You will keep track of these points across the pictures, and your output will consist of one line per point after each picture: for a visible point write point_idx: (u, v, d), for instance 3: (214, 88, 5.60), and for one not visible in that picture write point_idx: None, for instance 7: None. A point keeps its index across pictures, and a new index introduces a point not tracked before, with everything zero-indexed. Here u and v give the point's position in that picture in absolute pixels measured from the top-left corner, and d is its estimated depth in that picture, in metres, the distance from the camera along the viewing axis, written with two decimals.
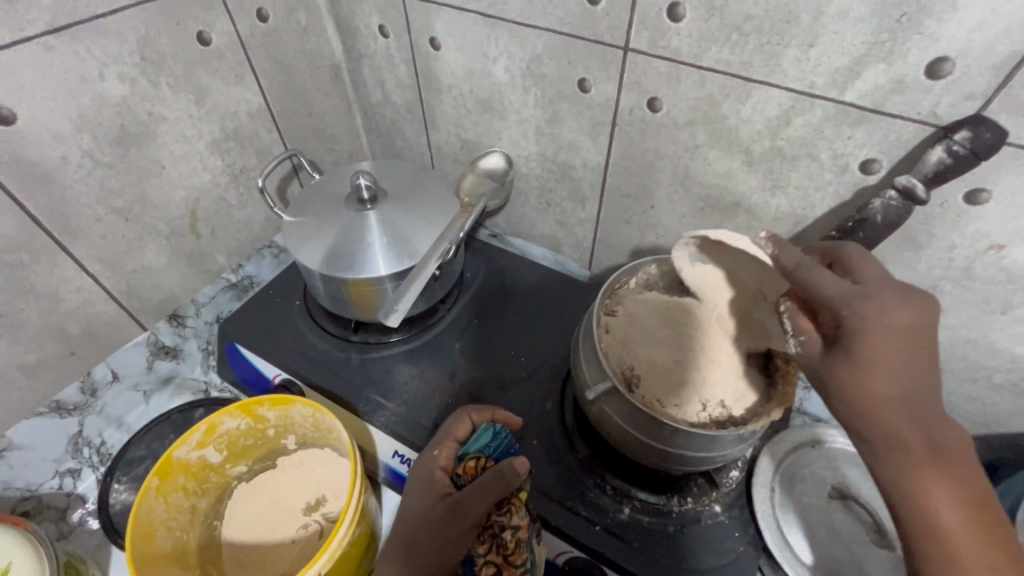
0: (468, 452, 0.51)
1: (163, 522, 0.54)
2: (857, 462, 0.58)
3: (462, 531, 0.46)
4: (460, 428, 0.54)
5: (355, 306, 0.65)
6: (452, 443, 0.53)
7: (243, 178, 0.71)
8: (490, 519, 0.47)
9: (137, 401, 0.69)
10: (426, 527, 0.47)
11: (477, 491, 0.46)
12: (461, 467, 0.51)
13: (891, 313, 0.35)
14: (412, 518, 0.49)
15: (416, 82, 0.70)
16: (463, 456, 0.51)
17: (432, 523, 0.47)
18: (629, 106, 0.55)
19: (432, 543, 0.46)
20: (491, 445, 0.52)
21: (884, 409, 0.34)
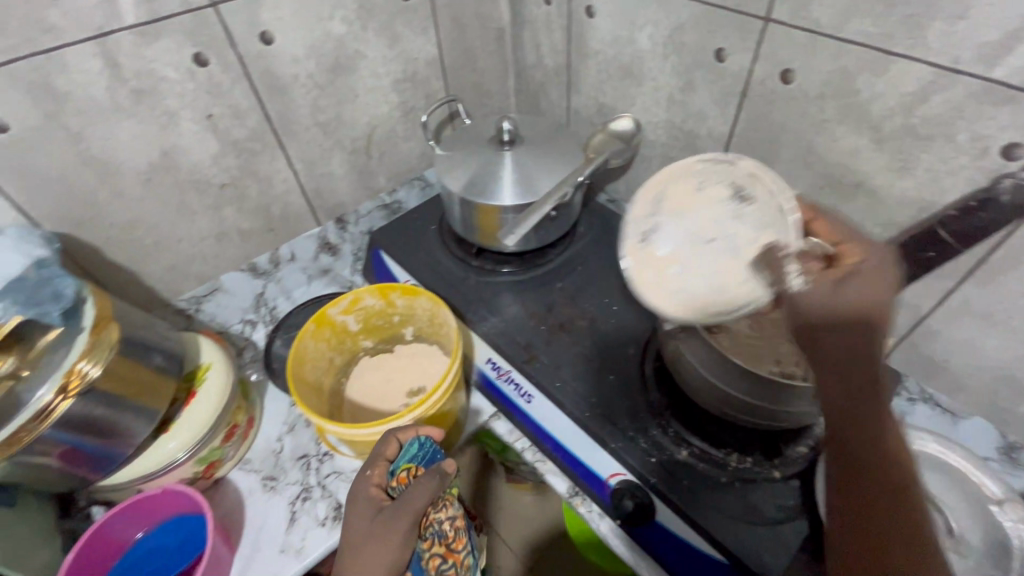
0: (398, 466, 0.55)
1: (312, 360, 0.68)
2: (944, 469, 0.55)
3: (403, 536, 0.49)
4: (386, 449, 0.57)
5: (480, 230, 0.77)
6: (382, 461, 0.56)
7: (411, 116, 0.85)
8: (427, 519, 0.54)
9: (302, 280, 0.88)
10: (369, 535, 0.49)
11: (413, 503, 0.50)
12: (394, 482, 0.55)
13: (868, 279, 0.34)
14: (354, 535, 0.51)
15: (567, 47, 0.78)
16: (395, 469, 0.55)
17: (374, 534, 0.49)
18: (761, 77, 0.58)
19: (378, 549, 0.48)
20: (416, 455, 0.56)
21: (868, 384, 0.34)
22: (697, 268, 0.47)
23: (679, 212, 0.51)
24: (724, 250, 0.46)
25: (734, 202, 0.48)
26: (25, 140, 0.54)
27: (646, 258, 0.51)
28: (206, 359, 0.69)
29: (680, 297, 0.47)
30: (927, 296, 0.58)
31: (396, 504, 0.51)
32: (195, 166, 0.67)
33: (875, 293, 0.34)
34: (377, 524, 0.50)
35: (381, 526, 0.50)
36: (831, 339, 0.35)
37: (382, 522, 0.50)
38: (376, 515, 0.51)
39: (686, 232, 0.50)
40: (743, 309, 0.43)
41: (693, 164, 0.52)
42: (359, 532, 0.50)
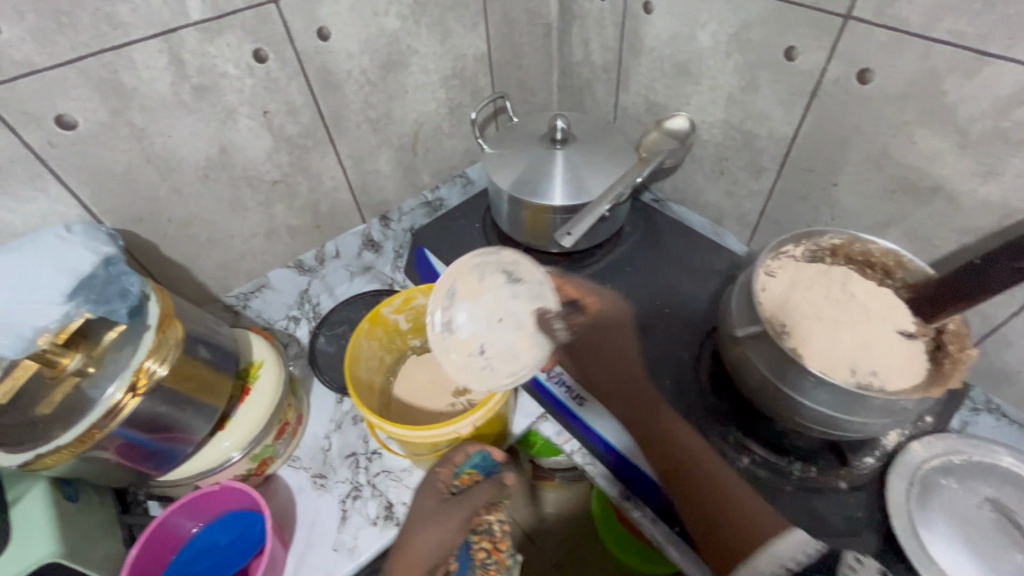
0: (463, 469, 0.57)
1: (365, 359, 0.68)
2: (1020, 484, 0.54)
3: (459, 529, 0.51)
4: (454, 456, 0.57)
5: (528, 230, 0.76)
6: (451, 464, 0.57)
7: (457, 113, 0.84)
8: (482, 520, 0.56)
9: (345, 277, 0.87)
10: (425, 518, 0.52)
11: (472, 503, 0.53)
12: (459, 482, 0.57)
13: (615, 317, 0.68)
14: (412, 519, 0.54)
15: (619, 43, 0.77)
16: (460, 471, 0.57)
17: (428, 518, 0.52)
18: (835, 76, 0.56)
19: (429, 530, 0.51)
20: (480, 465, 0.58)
21: (631, 381, 0.65)
22: (495, 346, 0.57)
23: (462, 299, 0.59)
24: (512, 325, 0.57)
25: (508, 284, 0.59)
26: (91, 136, 0.54)
27: (450, 345, 0.58)
28: (258, 356, 0.69)
29: (486, 374, 0.56)
30: (1002, 305, 0.56)
31: (460, 503, 0.53)
32: (249, 163, 0.67)
33: (614, 328, 0.68)
34: (439, 517, 0.52)
35: (442, 517, 0.52)
36: (598, 372, 0.65)
37: (445, 514, 0.52)
38: (442, 506, 0.53)
39: (479, 316, 0.58)
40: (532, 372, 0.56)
41: (474, 260, 0.60)
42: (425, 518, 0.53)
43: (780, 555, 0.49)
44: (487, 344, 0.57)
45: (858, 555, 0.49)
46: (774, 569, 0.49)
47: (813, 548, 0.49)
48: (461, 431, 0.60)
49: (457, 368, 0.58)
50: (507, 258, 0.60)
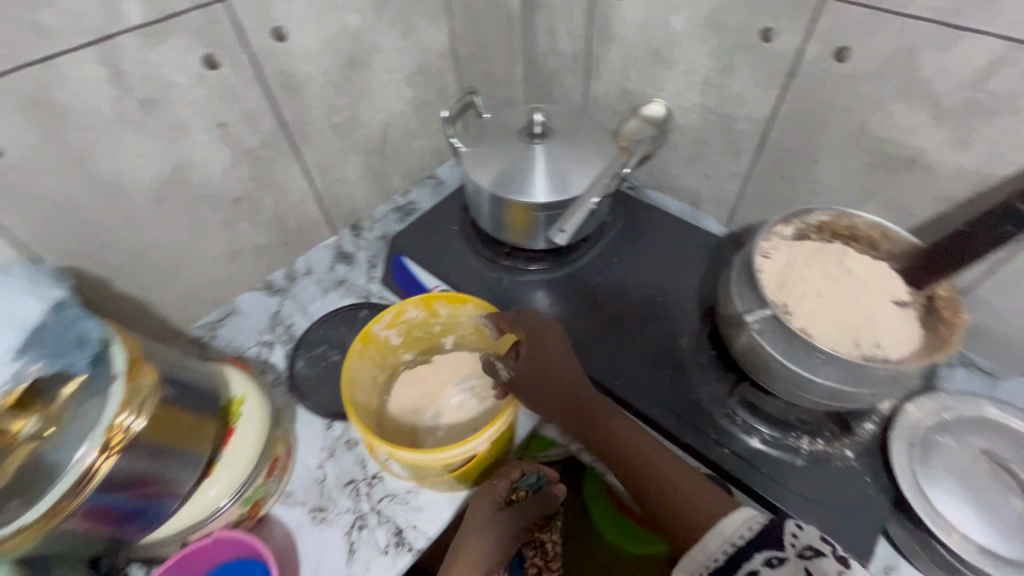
0: (521, 483, 0.65)
1: (360, 382, 0.64)
2: (1003, 432, 0.57)
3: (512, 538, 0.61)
4: (515, 473, 0.64)
5: (511, 229, 0.73)
6: (510, 477, 0.64)
7: (424, 111, 0.80)
8: (536, 536, 0.72)
9: (318, 294, 0.82)
10: (492, 526, 0.60)
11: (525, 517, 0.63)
12: (516, 492, 0.64)
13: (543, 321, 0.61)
14: (473, 522, 0.60)
15: (588, 31, 0.75)
16: (518, 486, 0.64)
17: (497, 527, 0.60)
18: (812, 56, 0.57)
19: (498, 537, 0.60)
20: (535, 484, 0.66)
21: (563, 387, 0.56)
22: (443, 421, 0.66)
23: (456, 376, 0.69)
24: (454, 401, 0.67)
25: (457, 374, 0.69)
26: (23, 165, 0.47)
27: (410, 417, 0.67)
28: (238, 392, 0.62)
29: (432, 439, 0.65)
30: (976, 267, 0.59)
31: (518, 517, 0.62)
32: (207, 181, 0.61)
33: (544, 330, 0.59)
34: (500, 526, 0.60)
35: (501, 527, 0.60)
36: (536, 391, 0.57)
37: (502, 524, 0.61)
38: (503, 513, 0.61)
39: (435, 395, 0.68)
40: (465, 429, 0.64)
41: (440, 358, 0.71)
42: (486, 520, 0.60)
43: (727, 534, 0.42)
44: (438, 416, 0.66)
45: (795, 521, 0.43)
46: (722, 549, 0.42)
47: (758, 523, 0.42)
48: (477, 448, 0.57)
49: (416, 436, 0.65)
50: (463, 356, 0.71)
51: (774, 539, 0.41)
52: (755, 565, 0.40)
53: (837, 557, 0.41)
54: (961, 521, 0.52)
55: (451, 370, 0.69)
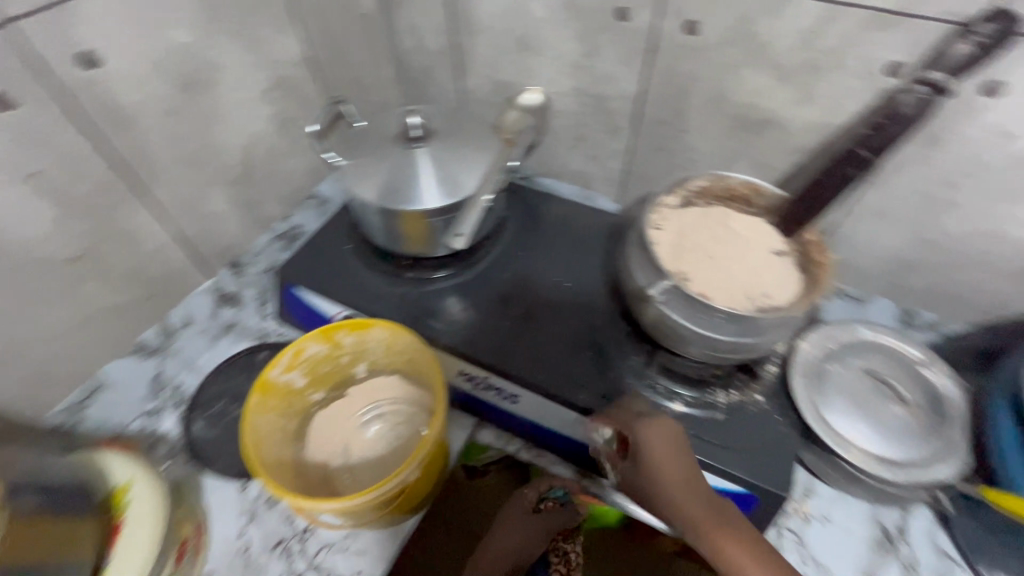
0: (548, 494, 0.62)
1: (266, 436, 0.58)
2: (878, 349, 0.64)
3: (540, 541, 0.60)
4: (541, 483, 0.63)
5: (407, 240, 0.69)
6: (537, 487, 0.63)
7: (288, 127, 0.74)
8: (558, 546, 0.62)
9: (204, 345, 0.73)
10: (515, 527, 0.60)
11: (549, 526, 0.61)
12: (544, 501, 0.62)
13: (663, 423, 0.53)
14: (505, 523, 0.60)
15: (451, 24, 0.72)
16: (545, 496, 0.62)
17: (525, 528, 0.60)
18: (665, 31, 0.60)
19: (523, 538, 0.59)
20: (564, 496, 0.62)
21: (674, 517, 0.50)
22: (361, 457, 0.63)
23: (368, 403, 0.67)
24: (371, 433, 0.65)
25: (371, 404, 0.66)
26: None
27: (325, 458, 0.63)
28: (122, 477, 0.54)
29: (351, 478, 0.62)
30: (834, 208, 0.65)
31: (540, 525, 0.60)
32: (29, 243, 0.52)
33: (653, 443, 0.52)
34: (528, 529, 0.60)
35: (528, 531, 0.60)
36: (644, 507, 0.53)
37: (531, 529, 0.60)
38: (528, 519, 0.60)
39: (350, 431, 0.65)
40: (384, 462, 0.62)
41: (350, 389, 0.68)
42: (512, 522, 0.60)
43: None
44: (355, 452, 0.63)
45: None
46: None
47: None
48: (408, 477, 0.54)
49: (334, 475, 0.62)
50: (376, 383, 0.67)
51: None
52: None
53: None
54: (858, 437, 0.58)
55: (364, 401, 0.67)
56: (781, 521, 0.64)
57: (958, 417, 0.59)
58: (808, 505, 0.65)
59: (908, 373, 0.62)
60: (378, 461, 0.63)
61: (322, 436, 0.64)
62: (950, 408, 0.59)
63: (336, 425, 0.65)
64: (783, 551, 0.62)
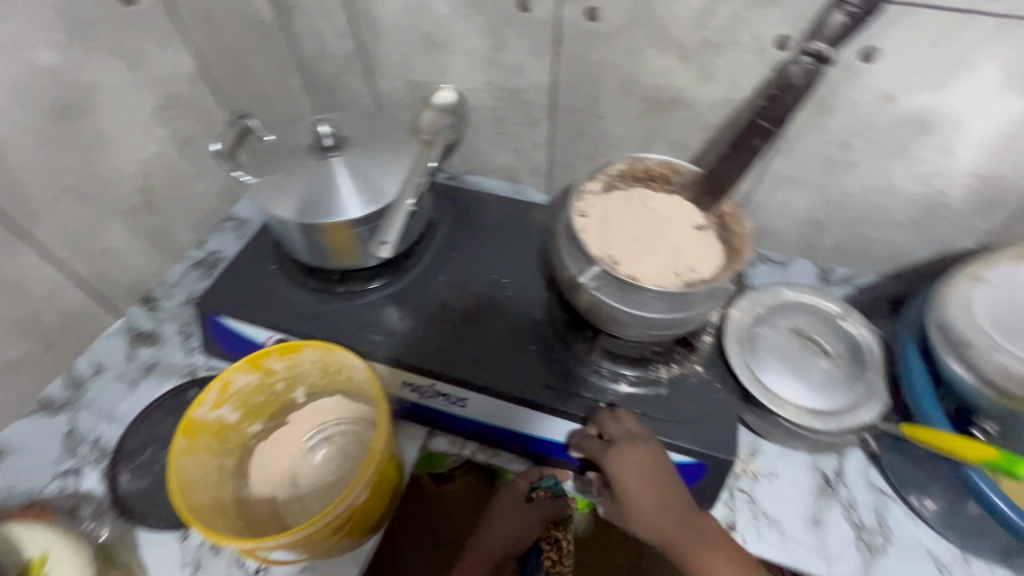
0: (539, 484, 0.66)
1: (199, 479, 0.55)
2: (802, 308, 0.68)
3: (530, 527, 0.67)
4: (534, 472, 0.67)
5: (333, 253, 0.67)
6: (530, 477, 0.67)
7: (190, 148, 0.70)
8: (551, 533, 0.69)
9: (124, 391, 0.67)
10: (509, 514, 0.67)
11: (539, 515, 0.67)
12: (535, 491, 0.67)
13: (634, 445, 0.56)
14: (499, 510, 0.68)
15: (354, 27, 0.70)
16: (536, 486, 0.66)
17: (517, 514, 0.67)
18: (569, 20, 0.60)
19: (513, 525, 0.67)
20: (554, 486, 0.66)
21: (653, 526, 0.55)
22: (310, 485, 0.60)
23: (312, 428, 0.64)
24: (319, 458, 0.62)
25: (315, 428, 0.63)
26: None
27: (271, 492, 0.60)
28: (37, 549, 0.49)
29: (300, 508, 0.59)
30: (748, 178, 0.68)
31: (530, 514, 0.67)
32: None
33: (627, 466, 0.56)
34: (518, 518, 0.67)
35: (520, 518, 0.67)
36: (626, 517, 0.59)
37: (523, 517, 0.67)
38: (520, 507, 0.67)
39: (295, 460, 0.62)
40: (335, 486, 0.59)
41: (291, 416, 0.64)
42: (506, 514, 0.67)
43: None
44: (303, 480, 0.60)
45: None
46: None
47: None
48: (356, 499, 0.52)
49: (283, 509, 0.59)
50: (318, 406, 0.64)
51: None
52: None
53: None
54: (790, 394, 0.61)
55: (308, 426, 0.64)
56: (732, 483, 0.67)
57: (876, 363, 0.63)
58: (755, 463, 0.68)
59: (830, 327, 0.66)
60: (328, 486, 0.60)
61: (265, 470, 0.61)
62: (869, 354, 0.63)
63: (279, 456, 0.62)
64: (737, 511, 0.65)
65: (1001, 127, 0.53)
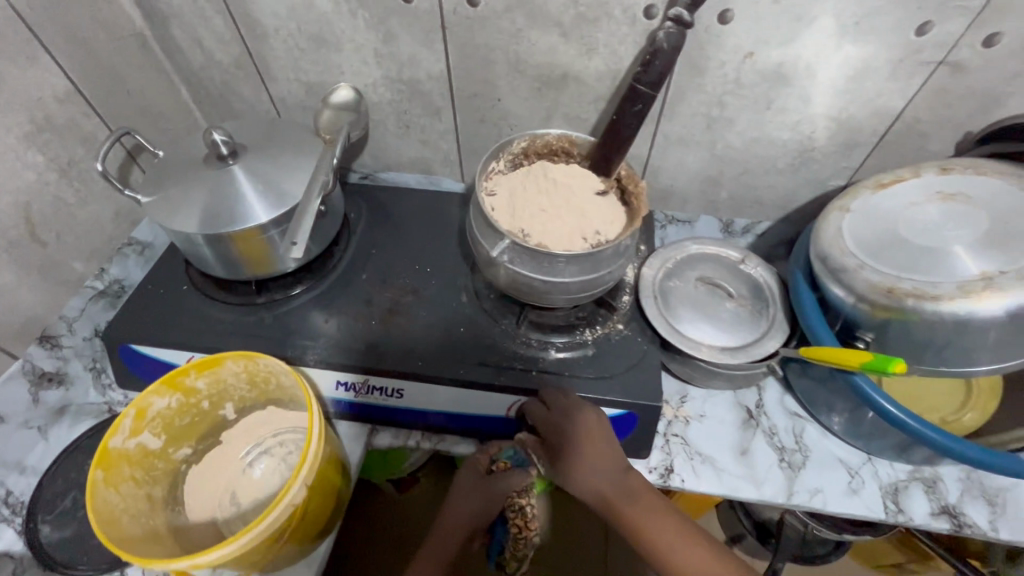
0: (499, 456, 0.64)
1: (124, 511, 0.52)
2: (707, 258, 0.73)
3: (494, 503, 0.63)
4: (493, 446, 0.65)
5: (247, 263, 0.65)
6: (490, 451, 0.65)
7: (74, 172, 0.66)
8: (514, 502, 0.63)
9: (34, 439, 0.63)
10: (470, 491, 0.63)
11: (500, 490, 0.62)
12: (496, 464, 0.64)
13: (571, 414, 0.59)
14: (460, 488, 0.64)
15: (238, 32, 0.68)
16: (497, 458, 0.64)
17: (478, 492, 0.63)
18: (452, 6, 0.61)
19: (474, 505, 0.63)
20: (515, 457, 0.63)
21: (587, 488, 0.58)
22: (249, 500, 0.58)
23: (247, 444, 0.62)
24: (256, 472, 0.60)
25: (251, 445, 0.62)
26: None
27: (209, 514, 0.57)
28: None
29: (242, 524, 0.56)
30: (643, 144, 0.73)
31: (491, 490, 0.62)
32: None
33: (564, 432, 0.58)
34: (478, 496, 0.63)
35: (481, 495, 0.62)
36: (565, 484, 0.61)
37: (485, 494, 0.63)
38: (479, 484, 0.63)
39: (231, 479, 0.59)
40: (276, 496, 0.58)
41: (225, 436, 0.63)
42: (467, 494, 0.63)
43: None
44: (241, 497, 0.58)
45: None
46: None
47: None
48: (296, 498, 0.51)
49: (222, 529, 0.56)
50: (252, 421, 0.63)
51: None
52: None
53: None
54: (702, 337, 0.66)
55: (241, 443, 0.62)
56: (666, 430, 0.71)
57: (775, 299, 0.69)
58: (685, 409, 0.73)
59: (733, 273, 0.71)
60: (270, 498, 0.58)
61: (200, 494, 0.59)
62: (769, 292, 0.69)
63: (214, 478, 0.60)
64: (672, 455, 0.69)
65: (845, 72, 0.60)
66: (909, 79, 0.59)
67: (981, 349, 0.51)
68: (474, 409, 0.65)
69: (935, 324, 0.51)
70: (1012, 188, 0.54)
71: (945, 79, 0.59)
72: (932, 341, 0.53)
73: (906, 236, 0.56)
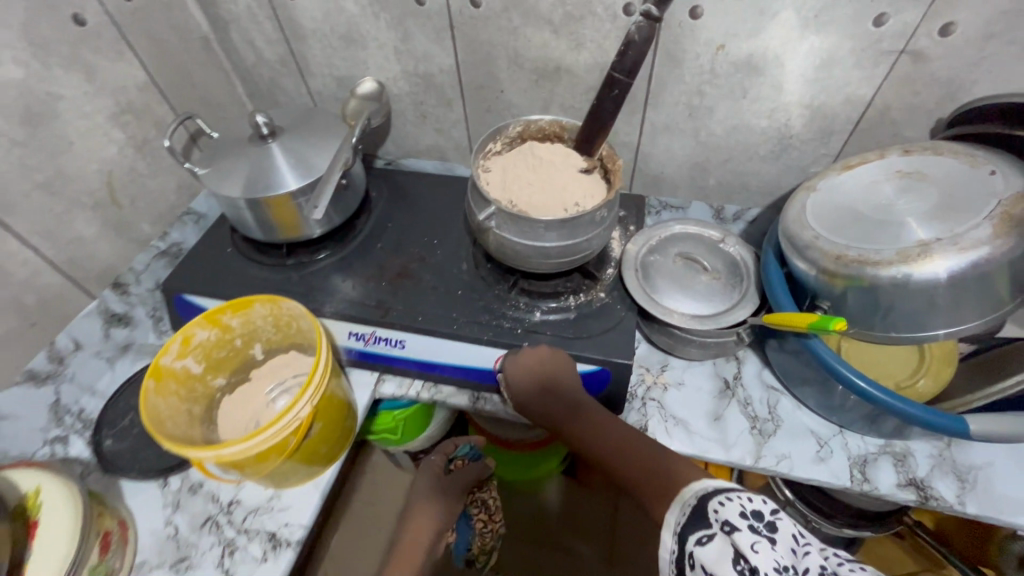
0: (455, 454, 0.89)
1: (168, 417, 0.63)
2: (689, 237, 0.79)
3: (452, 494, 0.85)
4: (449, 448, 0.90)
5: (280, 227, 0.76)
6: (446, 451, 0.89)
7: (147, 150, 0.80)
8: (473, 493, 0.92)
9: (103, 367, 0.76)
10: (433, 488, 0.84)
11: (461, 481, 0.87)
12: (452, 462, 0.89)
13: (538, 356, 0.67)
14: (422, 486, 0.85)
15: (283, 34, 0.81)
16: (452, 457, 0.89)
17: (438, 486, 0.85)
18: (458, 8, 0.71)
19: (436, 498, 0.84)
20: (469, 451, 0.91)
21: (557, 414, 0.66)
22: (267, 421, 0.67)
23: (271, 380, 0.72)
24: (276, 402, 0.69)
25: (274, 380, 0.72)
26: None
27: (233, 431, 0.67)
28: (29, 484, 0.57)
29: None
30: (633, 131, 0.79)
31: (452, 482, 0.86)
32: None
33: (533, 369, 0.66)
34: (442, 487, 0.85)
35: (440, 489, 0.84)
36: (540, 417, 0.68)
37: (444, 489, 0.85)
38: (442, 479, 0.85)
39: (255, 406, 0.69)
40: None
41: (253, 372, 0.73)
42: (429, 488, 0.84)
43: (669, 524, 0.51)
44: (261, 419, 0.68)
45: (722, 498, 0.48)
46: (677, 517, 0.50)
47: (689, 503, 0.50)
48: (302, 412, 0.60)
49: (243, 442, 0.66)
50: (276, 361, 0.73)
51: (702, 517, 0.48)
52: (690, 543, 0.48)
53: (750, 523, 0.46)
54: (676, 306, 0.72)
55: (266, 379, 0.72)
56: (644, 394, 0.76)
57: (749, 275, 0.74)
58: (664, 376, 0.78)
59: (711, 250, 0.77)
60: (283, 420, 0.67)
61: (229, 415, 0.69)
62: (744, 269, 0.74)
63: (241, 405, 0.70)
64: (647, 416, 0.74)
65: (813, 62, 0.65)
66: (874, 67, 0.64)
67: (928, 313, 0.54)
68: (467, 362, 0.73)
69: (880, 288, 0.55)
70: (962, 166, 0.58)
71: (909, 68, 0.63)
72: (878, 306, 0.56)
73: (859, 210, 0.60)
